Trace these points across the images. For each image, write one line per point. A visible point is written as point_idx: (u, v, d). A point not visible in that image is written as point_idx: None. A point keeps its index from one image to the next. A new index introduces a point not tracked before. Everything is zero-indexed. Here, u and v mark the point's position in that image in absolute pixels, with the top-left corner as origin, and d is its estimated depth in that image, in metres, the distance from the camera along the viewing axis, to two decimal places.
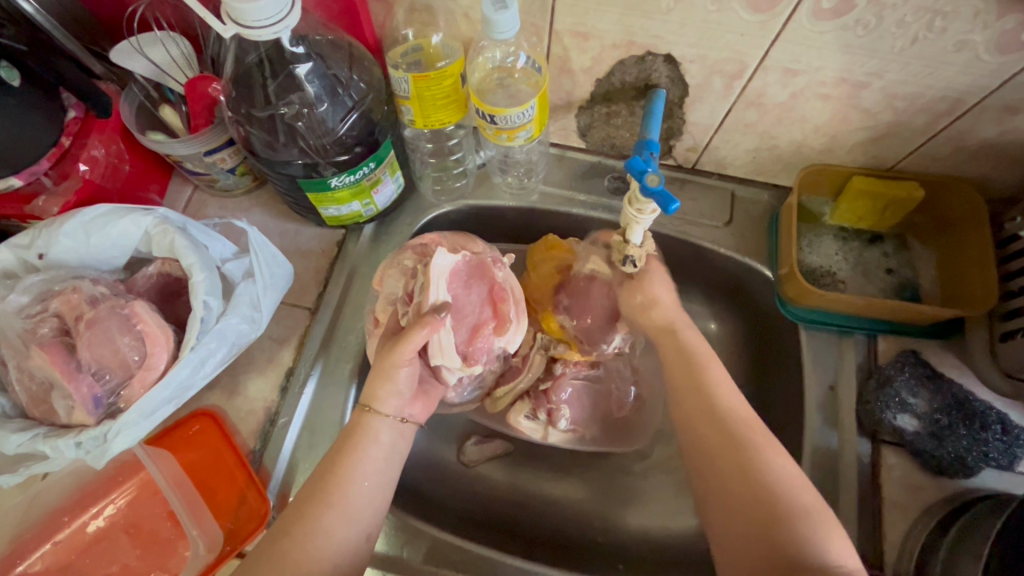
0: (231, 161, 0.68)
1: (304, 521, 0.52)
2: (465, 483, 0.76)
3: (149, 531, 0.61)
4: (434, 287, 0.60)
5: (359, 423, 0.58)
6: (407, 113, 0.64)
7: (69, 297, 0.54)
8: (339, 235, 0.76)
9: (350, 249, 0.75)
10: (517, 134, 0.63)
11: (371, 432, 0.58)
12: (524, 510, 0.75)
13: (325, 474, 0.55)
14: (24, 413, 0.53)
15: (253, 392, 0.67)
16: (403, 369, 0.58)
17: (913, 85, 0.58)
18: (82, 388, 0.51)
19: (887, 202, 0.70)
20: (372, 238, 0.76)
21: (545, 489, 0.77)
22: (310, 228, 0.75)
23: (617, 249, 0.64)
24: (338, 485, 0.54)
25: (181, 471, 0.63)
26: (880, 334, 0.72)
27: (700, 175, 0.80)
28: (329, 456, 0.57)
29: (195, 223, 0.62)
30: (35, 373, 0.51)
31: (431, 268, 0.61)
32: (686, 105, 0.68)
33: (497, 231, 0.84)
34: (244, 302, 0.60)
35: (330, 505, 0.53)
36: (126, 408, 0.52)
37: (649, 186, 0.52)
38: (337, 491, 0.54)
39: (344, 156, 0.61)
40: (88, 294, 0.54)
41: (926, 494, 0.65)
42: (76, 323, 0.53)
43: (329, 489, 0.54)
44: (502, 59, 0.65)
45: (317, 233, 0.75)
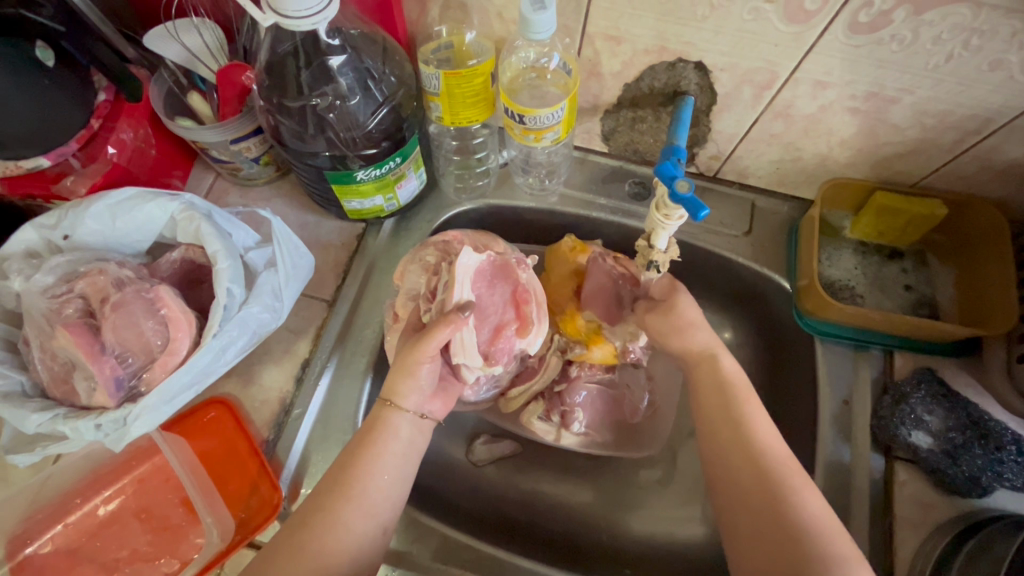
0: (256, 151, 0.68)
1: (322, 516, 0.53)
2: (472, 483, 0.76)
3: (160, 518, 0.61)
4: (459, 286, 0.60)
5: (379, 418, 0.57)
6: (435, 109, 0.65)
7: (95, 279, 0.54)
8: (359, 228, 0.76)
9: (369, 244, 0.75)
10: (544, 135, 0.63)
11: (392, 426, 0.57)
12: (533, 513, 0.75)
13: (344, 469, 0.55)
14: (43, 393, 0.53)
15: (269, 381, 0.67)
16: (425, 365, 0.58)
17: (944, 102, 0.58)
18: (104, 369, 0.51)
19: (910, 219, 0.70)
20: (392, 233, 0.76)
21: (554, 492, 0.76)
22: (330, 221, 0.75)
23: (640, 254, 0.64)
24: (359, 480, 0.54)
25: (195, 458, 0.63)
26: (897, 350, 0.72)
27: (722, 183, 0.80)
28: (348, 450, 0.57)
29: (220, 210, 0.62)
30: (58, 353, 0.51)
31: (456, 266, 0.61)
32: (713, 113, 0.68)
33: (516, 232, 0.84)
34: (266, 291, 0.60)
35: (347, 501, 0.53)
36: (146, 392, 0.52)
37: (679, 192, 0.52)
38: (356, 486, 0.54)
39: (372, 150, 0.61)
40: (114, 276, 0.54)
41: (940, 513, 0.65)
42: (102, 305, 0.53)
43: (347, 486, 0.54)
44: (535, 59, 0.64)
45: (338, 226, 0.75)
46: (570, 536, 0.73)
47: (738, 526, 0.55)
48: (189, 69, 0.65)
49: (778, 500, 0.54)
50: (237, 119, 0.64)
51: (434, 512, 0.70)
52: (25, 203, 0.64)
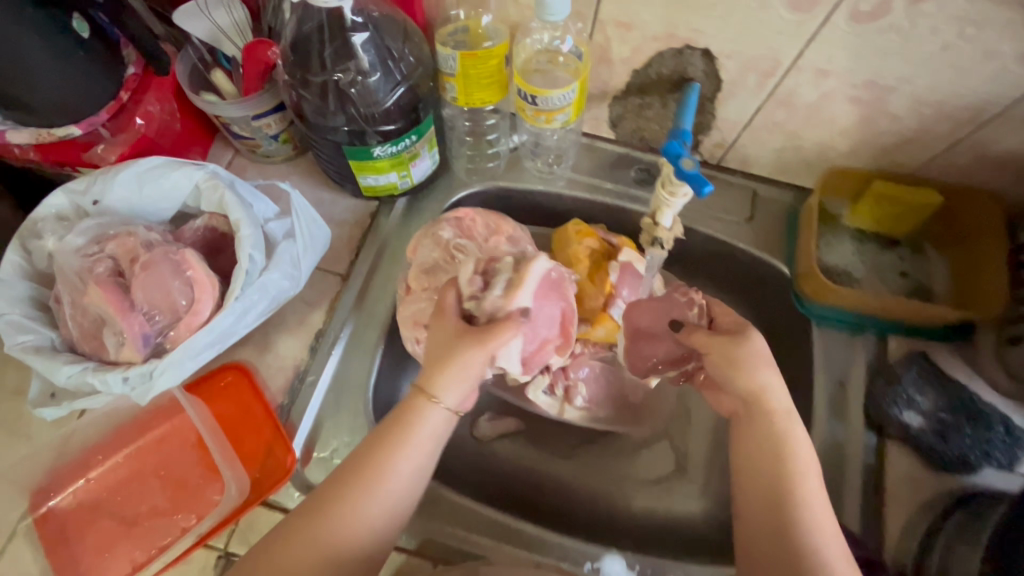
0: (276, 127, 0.71)
1: (340, 505, 0.52)
2: (478, 457, 0.78)
3: (178, 477, 0.63)
4: (524, 291, 0.58)
5: (412, 412, 0.56)
6: (451, 90, 0.67)
7: (125, 241, 0.56)
8: (372, 206, 0.78)
9: (382, 223, 0.77)
10: (555, 116, 0.66)
11: (425, 418, 0.56)
12: (536, 486, 0.77)
13: (369, 459, 0.54)
14: (72, 347, 0.55)
15: (284, 350, 0.69)
16: (471, 368, 0.56)
17: (939, 92, 0.61)
18: (133, 325, 0.53)
19: (906, 207, 0.72)
20: (404, 212, 0.79)
21: (557, 467, 0.79)
22: (345, 198, 0.78)
23: (646, 231, 0.67)
24: (384, 473, 0.54)
25: (212, 420, 0.66)
26: (891, 334, 0.75)
27: (726, 172, 0.83)
28: (376, 436, 0.56)
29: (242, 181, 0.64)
30: (89, 309, 0.54)
31: (527, 272, 0.58)
32: (718, 101, 0.71)
33: (524, 215, 0.86)
34: (285, 260, 0.62)
35: (365, 490, 0.53)
36: (172, 348, 0.54)
37: (684, 169, 0.55)
38: (381, 478, 0.54)
39: (389, 126, 0.64)
40: (143, 238, 0.57)
41: (930, 489, 0.67)
42: (131, 265, 0.55)
43: (368, 476, 0.54)
44: (549, 42, 0.66)
45: (352, 204, 0.78)
46: (572, 509, 0.75)
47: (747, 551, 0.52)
48: (215, 48, 0.67)
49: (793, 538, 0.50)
50: (261, 95, 0.66)
51: (440, 480, 0.72)
52: (54, 171, 0.66)
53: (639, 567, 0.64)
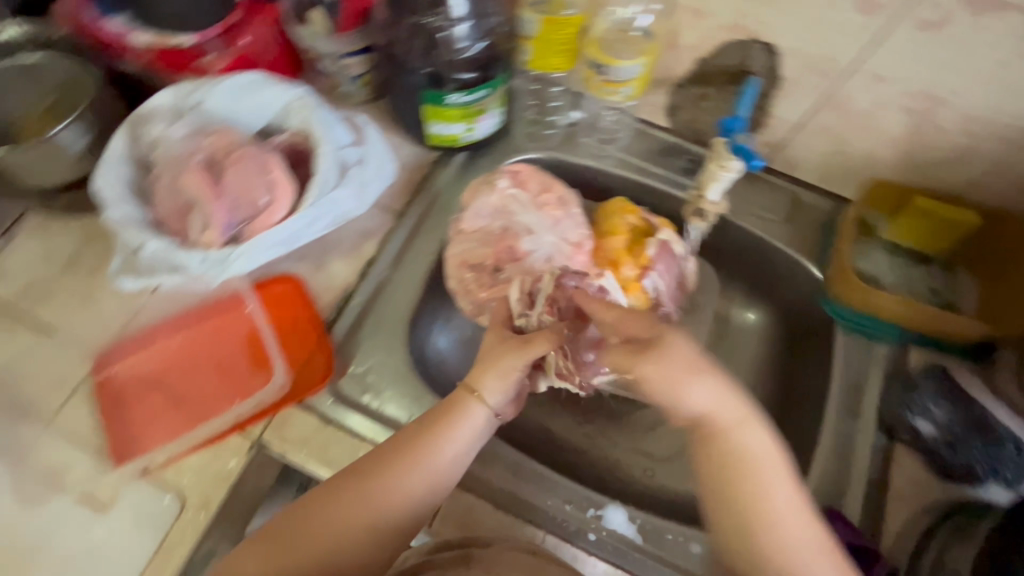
0: (358, 70, 0.76)
1: (358, 487, 0.55)
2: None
3: (217, 376, 0.69)
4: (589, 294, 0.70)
5: (455, 405, 0.59)
6: (526, 52, 0.77)
7: (221, 138, 0.62)
8: (434, 156, 0.83)
9: (439, 175, 0.82)
10: (620, 88, 0.71)
11: (466, 414, 0.59)
12: (550, 445, 0.81)
13: (394, 450, 0.57)
14: (160, 224, 0.61)
15: (336, 271, 0.75)
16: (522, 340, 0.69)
17: (990, 111, 0.64)
18: (219, 212, 0.59)
19: (944, 224, 0.75)
20: (462, 166, 0.83)
21: (572, 433, 0.82)
22: (409, 145, 0.83)
23: (691, 200, 0.75)
24: (412, 461, 0.56)
25: (264, 320, 0.71)
26: (910, 346, 0.77)
27: (773, 175, 0.86)
28: (416, 428, 0.58)
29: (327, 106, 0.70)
30: (182, 191, 0.60)
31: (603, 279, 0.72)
32: (776, 99, 0.74)
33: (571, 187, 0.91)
34: (354, 182, 0.67)
35: (384, 475, 0.55)
36: (238, 241, 0.60)
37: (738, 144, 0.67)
38: (406, 468, 0.56)
39: (466, 75, 0.70)
40: (237, 137, 0.63)
41: (929, 495, 0.69)
42: (224, 158, 0.61)
43: (391, 465, 0.56)
44: (625, 19, 0.72)
45: (414, 150, 0.83)
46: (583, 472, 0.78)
47: (713, 517, 0.53)
48: None
49: (762, 515, 0.51)
50: (354, 34, 0.73)
51: None
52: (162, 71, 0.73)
53: (639, 522, 0.66)
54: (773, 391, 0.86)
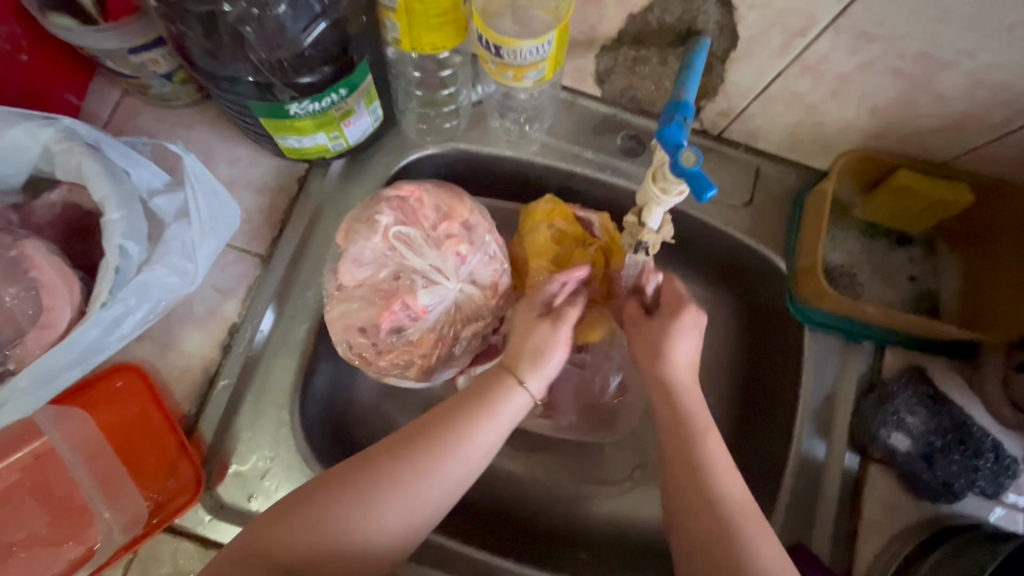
0: (166, 65, 0.54)
1: (363, 468, 0.47)
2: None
3: (60, 498, 0.53)
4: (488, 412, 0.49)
5: (491, 390, 0.50)
6: (284, 142, 0.56)
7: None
8: (301, 168, 0.63)
9: (314, 186, 0.63)
10: (525, 73, 0.52)
11: (494, 405, 0.49)
12: (547, 516, 0.68)
13: (386, 447, 0.47)
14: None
15: (190, 347, 0.58)
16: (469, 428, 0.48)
17: (1005, 73, 0.49)
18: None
19: (929, 204, 0.62)
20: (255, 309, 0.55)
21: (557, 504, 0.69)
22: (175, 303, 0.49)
23: (628, 231, 0.52)
24: (438, 445, 0.47)
25: (97, 444, 0.54)
26: (888, 346, 0.66)
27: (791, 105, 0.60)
28: (455, 403, 0.50)
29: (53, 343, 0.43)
30: None
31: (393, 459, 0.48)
32: (730, 61, 0.56)
33: (485, 183, 0.71)
34: (174, 250, 0.48)
35: (411, 468, 0.46)
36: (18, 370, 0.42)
37: (682, 165, 0.41)
38: (429, 451, 0.47)
39: (308, 78, 0.49)
40: None
41: (905, 516, 0.62)
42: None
43: (436, 445, 0.47)
44: (534, 50, 0.49)
45: (198, 324, 0.58)
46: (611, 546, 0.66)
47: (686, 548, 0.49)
48: None
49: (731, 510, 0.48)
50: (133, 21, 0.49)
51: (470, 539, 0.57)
52: None
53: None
54: (734, 368, 0.74)
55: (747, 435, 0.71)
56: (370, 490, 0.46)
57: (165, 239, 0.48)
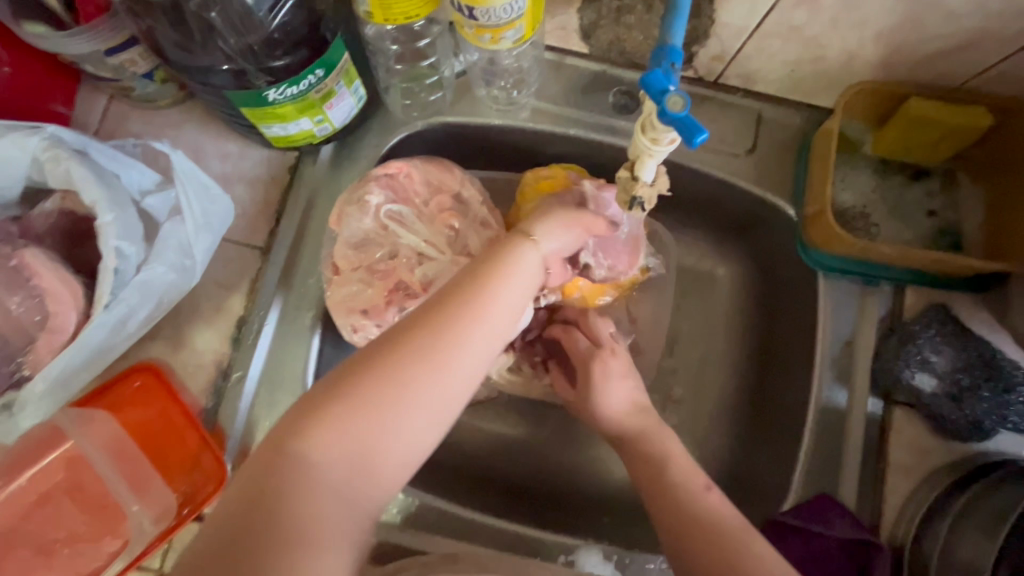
0: (144, 64, 0.54)
1: (383, 356, 0.39)
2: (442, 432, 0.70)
3: (95, 496, 0.56)
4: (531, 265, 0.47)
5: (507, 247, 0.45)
6: (268, 130, 0.56)
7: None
8: (291, 157, 0.63)
9: (305, 174, 0.63)
10: (503, 34, 0.50)
11: (516, 260, 0.45)
12: (569, 483, 0.68)
13: (406, 334, 0.40)
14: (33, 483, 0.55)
15: (201, 344, 0.59)
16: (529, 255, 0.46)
17: None
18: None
19: (944, 132, 0.58)
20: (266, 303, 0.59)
21: (581, 470, 0.69)
22: (178, 296, 0.50)
23: (621, 188, 0.50)
24: (466, 310, 0.41)
25: (125, 441, 0.56)
26: (909, 286, 0.63)
27: (789, 42, 0.57)
28: (466, 270, 0.44)
29: (59, 347, 0.43)
30: None
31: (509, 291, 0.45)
32: (718, 0, 0.53)
33: (479, 155, 0.70)
34: (171, 246, 0.49)
35: (433, 362, 0.39)
36: (33, 376, 0.43)
37: (670, 112, 0.40)
38: (456, 322, 0.40)
39: (282, 61, 0.48)
40: None
41: (934, 456, 0.60)
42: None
43: (460, 321, 0.41)
44: (508, 9, 0.47)
45: (205, 320, 0.59)
46: (635, 508, 0.67)
47: None
48: None
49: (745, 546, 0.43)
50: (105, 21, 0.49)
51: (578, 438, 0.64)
52: None
53: (617, 558, 0.59)
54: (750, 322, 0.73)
55: (767, 389, 0.70)
56: (401, 373, 0.38)
57: (161, 237, 0.49)
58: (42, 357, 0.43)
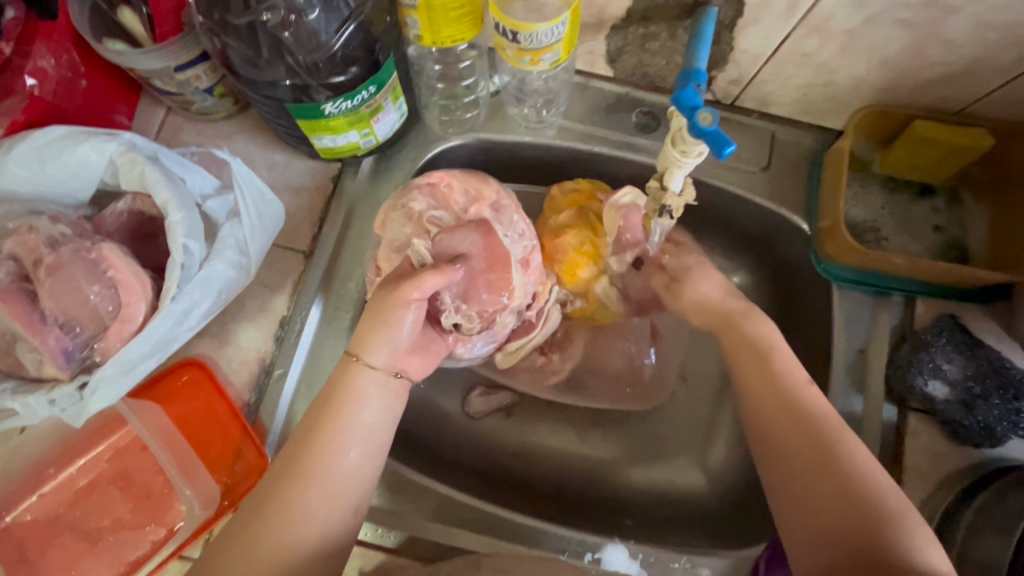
0: (208, 80, 0.59)
1: (263, 512, 0.46)
2: (468, 436, 0.72)
3: (141, 485, 0.58)
4: (407, 325, 0.52)
5: (343, 380, 0.51)
6: (318, 142, 0.60)
7: (26, 238, 0.48)
8: (334, 168, 0.67)
9: (347, 184, 0.66)
10: (542, 56, 0.54)
11: (357, 390, 0.51)
12: (593, 485, 0.70)
13: (274, 488, 0.47)
14: (83, 471, 0.58)
15: (245, 342, 0.61)
16: (404, 314, 0.51)
17: (1014, 11, 0.50)
18: (49, 341, 0.46)
19: (949, 151, 0.62)
20: (311, 303, 0.62)
21: (603, 475, 0.71)
22: (234, 292, 0.53)
23: (652, 197, 0.55)
24: (322, 454, 0.48)
25: (172, 433, 0.59)
26: (919, 296, 0.66)
27: (803, 67, 0.61)
28: (312, 411, 0.51)
29: (129, 336, 0.47)
30: None
31: (390, 351, 0.52)
32: (738, 29, 0.58)
33: (509, 170, 0.74)
34: (229, 246, 0.52)
35: (302, 485, 0.47)
36: (103, 362, 0.47)
37: (700, 126, 0.43)
38: (316, 456, 0.48)
39: (340, 78, 0.52)
40: (35, 376, 0.46)
41: (949, 463, 0.62)
42: (35, 268, 0.48)
43: (317, 446, 0.48)
44: (548, 33, 0.52)
45: (250, 320, 0.62)
46: (659, 513, 0.68)
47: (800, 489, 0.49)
48: None
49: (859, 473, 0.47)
50: (178, 40, 0.54)
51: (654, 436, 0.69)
52: None
53: (642, 557, 0.60)
54: None
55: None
56: (277, 523, 0.46)
57: (221, 238, 0.52)
58: (112, 344, 0.47)
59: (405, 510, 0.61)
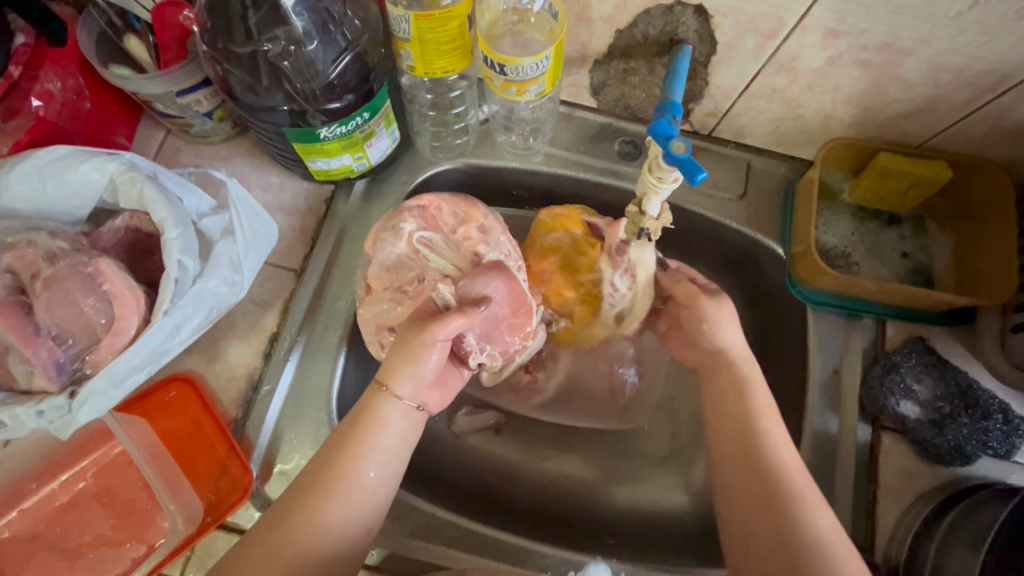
0: (208, 104, 0.61)
1: (280, 531, 0.46)
2: (454, 455, 0.72)
3: (125, 501, 0.58)
4: (433, 360, 0.53)
5: (369, 405, 0.51)
6: (312, 164, 0.62)
7: (24, 253, 0.50)
8: (327, 190, 0.69)
9: (340, 206, 0.69)
10: (527, 87, 0.58)
11: (381, 417, 0.51)
12: (578, 504, 0.71)
13: (291, 508, 0.47)
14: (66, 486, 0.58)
15: (235, 357, 0.62)
16: (430, 352, 0.52)
17: (962, 55, 0.54)
18: (41, 352, 0.47)
19: (912, 182, 0.66)
20: (301, 319, 0.64)
21: (588, 495, 0.71)
22: (224, 307, 0.54)
23: (630, 221, 0.58)
24: (339, 477, 0.49)
25: (158, 448, 0.59)
26: (889, 319, 0.69)
27: (774, 102, 0.65)
28: (338, 431, 0.51)
29: (119, 350, 0.48)
30: None
31: (413, 382, 0.52)
32: (712, 65, 0.62)
33: (497, 194, 0.77)
34: (223, 263, 0.54)
35: (319, 505, 0.47)
36: (94, 375, 0.48)
37: (674, 154, 0.46)
38: (336, 478, 0.49)
39: (335, 104, 0.55)
40: (25, 388, 0.47)
41: (921, 480, 0.64)
42: (32, 282, 0.49)
43: (338, 467, 0.49)
44: (534, 66, 0.55)
45: (240, 335, 0.63)
46: (643, 532, 0.69)
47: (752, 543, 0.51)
48: None
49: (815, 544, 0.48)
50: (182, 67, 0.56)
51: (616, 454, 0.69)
52: None
53: None
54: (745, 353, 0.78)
55: None
56: (294, 537, 0.46)
57: (215, 254, 0.54)
58: (103, 358, 0.48)
59: (388, 528, 0.61)
